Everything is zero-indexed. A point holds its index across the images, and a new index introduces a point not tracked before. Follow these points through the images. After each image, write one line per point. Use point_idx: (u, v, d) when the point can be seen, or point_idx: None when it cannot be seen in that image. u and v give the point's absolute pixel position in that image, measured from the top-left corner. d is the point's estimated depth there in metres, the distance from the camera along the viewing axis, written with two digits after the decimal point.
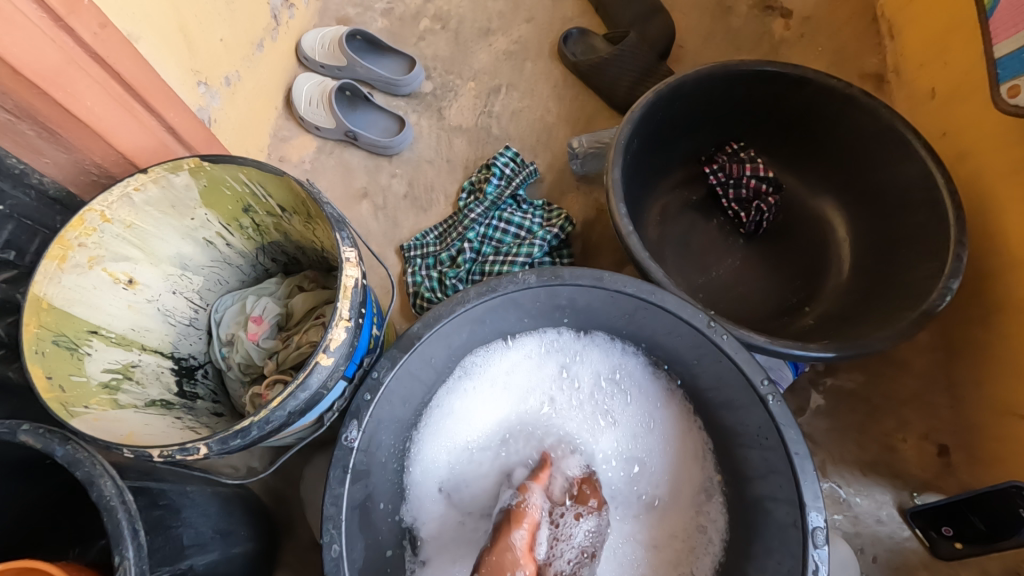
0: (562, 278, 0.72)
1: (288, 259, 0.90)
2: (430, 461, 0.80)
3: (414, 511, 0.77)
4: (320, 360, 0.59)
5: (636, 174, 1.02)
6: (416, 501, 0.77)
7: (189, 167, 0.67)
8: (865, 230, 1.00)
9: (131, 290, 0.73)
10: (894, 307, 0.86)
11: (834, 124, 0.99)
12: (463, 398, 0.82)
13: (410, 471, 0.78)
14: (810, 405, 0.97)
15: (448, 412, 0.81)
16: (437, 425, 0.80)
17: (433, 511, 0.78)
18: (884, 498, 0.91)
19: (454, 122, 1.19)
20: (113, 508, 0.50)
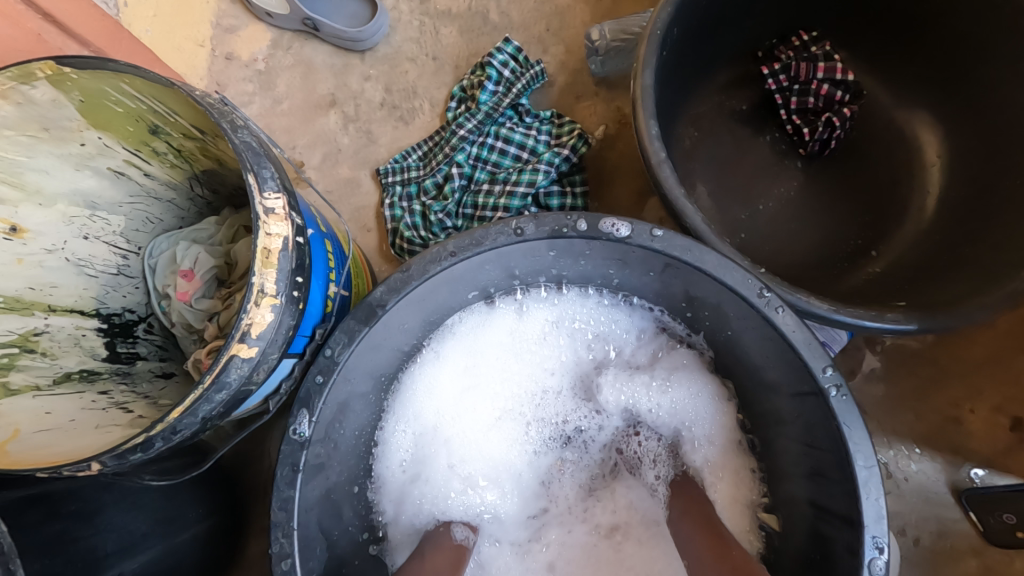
0: (574, 227, 0.55)
1: (232, 191, 0.72)
2: (409, 438, 0.68)
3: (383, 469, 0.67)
4: (238, 351, 0.44)
5: (672, 78, 0.78)
6: (388, 459, 0.67)
7: (45, 74, 0.47)
8: (972, 153, 0.77)
9: (18, 240, 0.58)
10: (999, 262, 0.66)
11: (944, 5, 0.73)
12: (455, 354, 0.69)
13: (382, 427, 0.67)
14: (862, 368, 0.82)
15: (441, 365, 0.69)
16: (429, 379, 0.69)
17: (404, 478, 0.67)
18: (936, 474, 0.79)
19: (441, 5, 0.93)
20: None
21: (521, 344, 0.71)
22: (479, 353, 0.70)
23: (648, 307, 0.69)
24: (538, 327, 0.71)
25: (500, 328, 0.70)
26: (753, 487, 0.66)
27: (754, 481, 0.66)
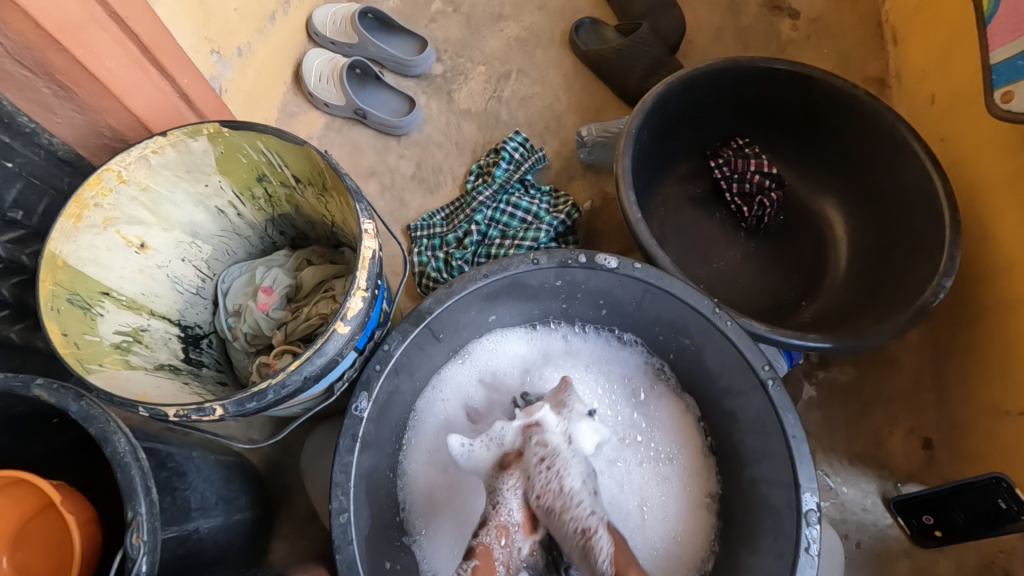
0: (576, 260, 0.74)
1: (297, 232, 0.89)
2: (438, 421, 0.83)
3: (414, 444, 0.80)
4: (337, 328, 0.59)
5: (644, 166, 1.03)
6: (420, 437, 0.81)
7: (207, 132, 0.66)
8: (866, 228, 1.02)
9: (143, 254, 0.72)
10: (890, 305, 0.88)
11: (836, 125, 1.02)
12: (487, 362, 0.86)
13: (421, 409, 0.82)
14: (802, 396, 1.00)
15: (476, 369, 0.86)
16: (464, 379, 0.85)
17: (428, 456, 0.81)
18: (868, 486, 0.95)
19: (463, 106, 1.19)
20: (127, 464, 0.51)
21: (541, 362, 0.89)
22: (507, 362, 0.88)
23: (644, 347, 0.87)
24: (561, 353, 0.89)
25: (533, 347, 0.88)
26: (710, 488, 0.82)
27: (711, 482, 0.82)
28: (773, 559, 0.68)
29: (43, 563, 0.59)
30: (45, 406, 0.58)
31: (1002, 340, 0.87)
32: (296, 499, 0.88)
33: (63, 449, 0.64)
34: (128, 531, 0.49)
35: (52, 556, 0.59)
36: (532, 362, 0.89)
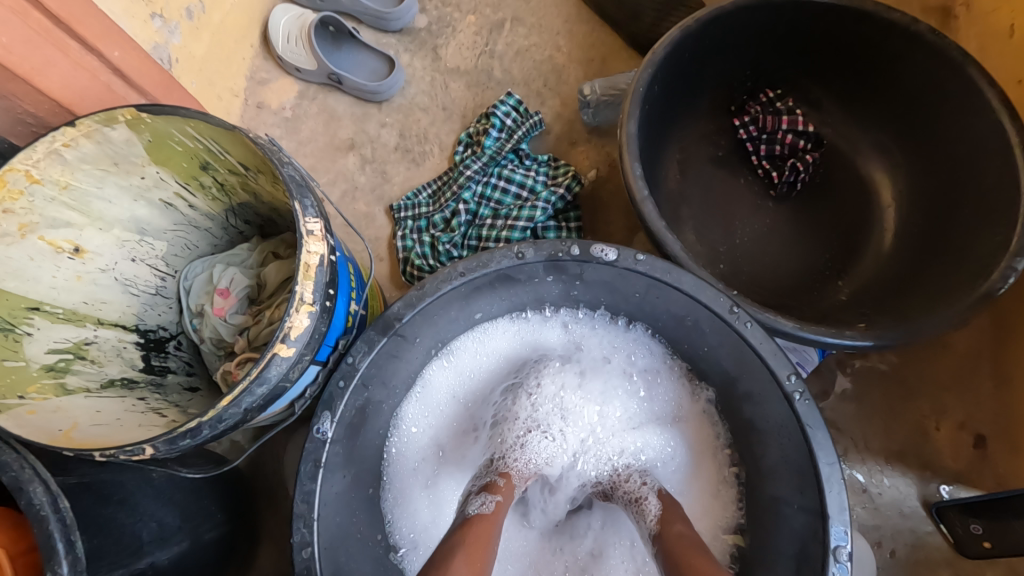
0: (568, 252, 0.64)
1: (262, 222, 0.80)
2: (426, 427, 0.76)
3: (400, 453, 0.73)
4: (279, 350, 0.51)
5: (656, 127, 0.89)
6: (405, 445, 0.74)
7: (124, 119, 0.56)
8: (918, 192, 0.87)
9: (79, 259, 0.65)
10: (948, 289, 0.75)
11: (889, 69, 0.85)
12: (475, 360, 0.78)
13: (406, 415, 0.74)
14: (835, 389, 0.88)
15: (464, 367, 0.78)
16: (451, 380, 0.77)
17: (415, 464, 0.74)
18: (908, 489, 0.84)
19: (450, 63, 1.05)
20: (45, 517, 0.45)
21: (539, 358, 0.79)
22: (501, 360, 0.79)
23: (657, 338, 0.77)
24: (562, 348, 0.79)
25: (526, 343, 0.79)
26: (732, 520, 0.71)
27: (733, 512, 0.71)
28: None
29: None
30: None
31: None
32: (280, 506, 0.84)
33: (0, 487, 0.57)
34: None
35: None
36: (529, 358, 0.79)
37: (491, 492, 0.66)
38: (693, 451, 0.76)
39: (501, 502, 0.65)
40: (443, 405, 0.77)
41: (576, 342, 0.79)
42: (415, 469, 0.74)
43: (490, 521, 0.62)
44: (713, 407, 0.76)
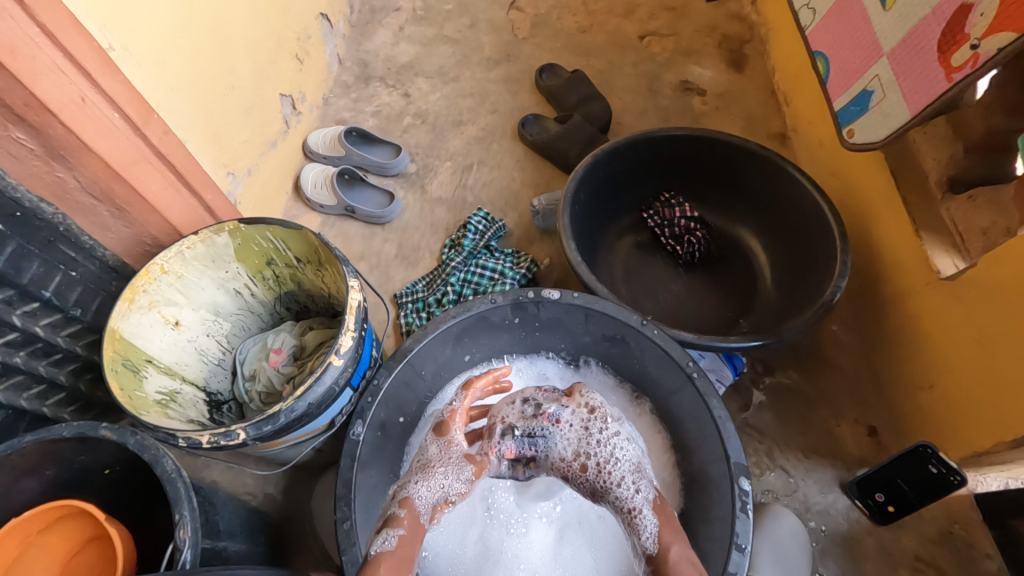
0: (526, 296, 0.92)
1: (300, 306, 1.07)
2: (429, 455, 0.96)
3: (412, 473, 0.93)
4: (332, 361, 0.76)
5: (586, 221, 1.23)
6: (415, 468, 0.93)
7: (228, 229, 0.87)
8: (779, 250, 1.21)
9: (177, 330, 0.90)
10: (804, 307, 1.03)
11: (739, 171, 1.24)
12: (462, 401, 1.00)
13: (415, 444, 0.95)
14: (753, 401, 1.11)
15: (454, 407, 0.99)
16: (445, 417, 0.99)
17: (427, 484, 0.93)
18: (826, 476, 1.04)
19: (435, 194, 1.43)
20: (174, 478, 0.65)
21: None
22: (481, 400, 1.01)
23: (599, 364, 1.02)
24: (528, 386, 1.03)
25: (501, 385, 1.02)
26: (675, 504, 0.91)
27: (676, 496, 0.91)
28: (722, 526, 0.77)
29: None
30: (100, 453, 0.73)
31: (907, 326, 1.02)
32: (307, 543, 0.98)
33: (110, 500, 0.78)
34: (176, 528, 0.62)
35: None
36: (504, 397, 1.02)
37: (394, 527, 0.74)
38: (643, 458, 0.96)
39: (403, 536, 0.73)
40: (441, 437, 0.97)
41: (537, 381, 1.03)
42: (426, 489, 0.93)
43: (393, 557, 0.70)
44: (652, 414, 0.98)
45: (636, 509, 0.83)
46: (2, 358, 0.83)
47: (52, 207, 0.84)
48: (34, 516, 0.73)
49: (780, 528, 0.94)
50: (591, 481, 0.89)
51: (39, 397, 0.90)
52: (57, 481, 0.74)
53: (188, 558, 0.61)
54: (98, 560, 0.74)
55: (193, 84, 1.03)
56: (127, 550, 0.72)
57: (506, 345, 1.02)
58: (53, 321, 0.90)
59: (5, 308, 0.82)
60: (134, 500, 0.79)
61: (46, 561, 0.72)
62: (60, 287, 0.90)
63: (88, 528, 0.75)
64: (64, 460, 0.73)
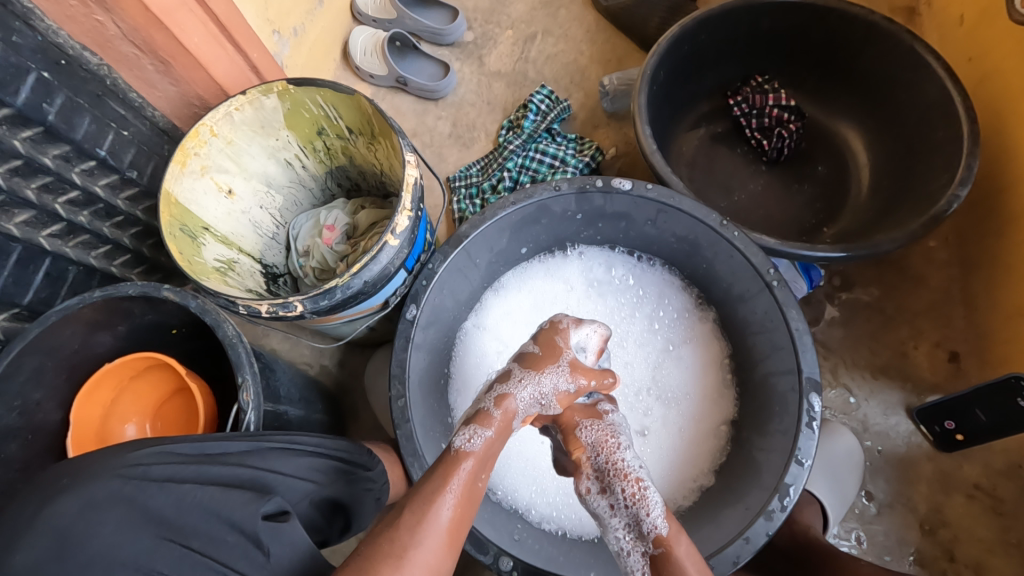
0: (593, 185, 0.84)
1: (351, 184, 1.03)
2: (482, 340, 0.96)
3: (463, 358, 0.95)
4: (388, 241, 0.72)
5: (663, 105, 1.09)
6: (464, 353, 0.95)
7: (277, 90, 0.80)
8: (886, 151, 1.05)
9: (230, 199, 0.88)
10: (906, 218, 0.91)
11: (854, 51, 1.04)
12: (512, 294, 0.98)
13: (471, 330, 0.96)
14: (824, 316, 1.04)
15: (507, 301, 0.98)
16: (498, 306, 0.98)
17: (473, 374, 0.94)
18: (892, 399, 0.98)
19: (493, 67, 1.29)
20: (235, 343, 0.66)
21: (568, 291, 0.98)
22: (535, 293, 0.99)
23: (663, 263, 0.95)
24: (584, 280, 0.98)
25: (554, 278, 0.99)
26: (727, 413, 0.89)
27: (730, 405, 0.89)
28: (781, 440, 0.74)
29: (172, 427, 0.80)
30: (166, 314, 0.75)
31: None
32: (361, 413, 1.03)
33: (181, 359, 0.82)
34: (240, 391, 0.64)
35: (179, 423, 0.80)
36: (561, 291, 0.99)
37: (482, 426, 0.63)
38: (702, 361, 0.92)
39: (489, 437, 0.62)
40: (497, 325, 0.97)
41: (595, 275, 0.98)
42: (474, 376, 0.94)
43: (474, 454, 0.59)
44: (715, 323, 0.93)
45: (640, 482, 0.65)
46: (66, 216, 0.83)
47: (96, 56, 0.79)
48: (124, 366, 0.76)
49: (835, 444, 0.92)
50: (592, 462, 0.69)
51: (106, 257, 0.92)
52: (129, 337, 0.77)
53: (252, 420, 0.64)
54: (182, 411, 0.80)
55: None
56: (213, 408, 0.77)
57: (565, 237, 0.96)
58: (110, 182, 0.89)
59: (63, 164, 0.80)
60: (207, 359, 0.83)
61: (139, 406, 0.79)
62: (114, 146, 0.87)
63: (174, 380, 0.80)
64: (134, 317, 0.75)
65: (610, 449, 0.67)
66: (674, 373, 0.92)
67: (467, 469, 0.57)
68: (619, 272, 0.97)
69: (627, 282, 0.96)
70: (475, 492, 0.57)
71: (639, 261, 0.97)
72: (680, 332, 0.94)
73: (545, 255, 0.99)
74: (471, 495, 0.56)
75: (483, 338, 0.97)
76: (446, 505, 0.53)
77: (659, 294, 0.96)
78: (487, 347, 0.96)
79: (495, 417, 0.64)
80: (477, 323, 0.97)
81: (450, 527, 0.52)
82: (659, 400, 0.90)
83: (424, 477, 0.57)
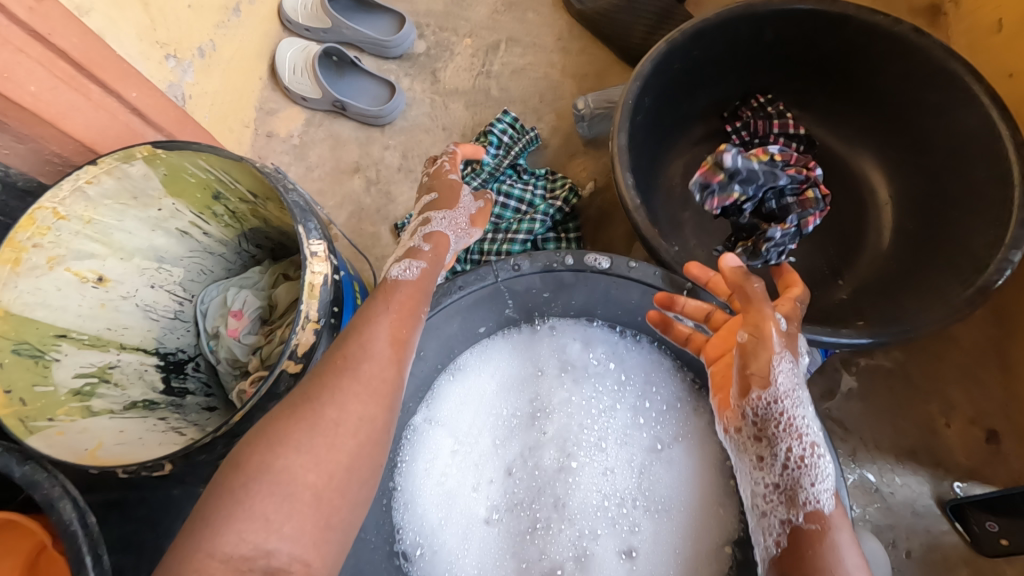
0: (562, 262, 0.70)
1: (274, 245, 0.84)
2: (434, 437, 0.80)
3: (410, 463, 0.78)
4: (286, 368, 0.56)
5: (650, 135, 0.91)
6: (412, 456, 0.79)
7: (142, 155, 0.61)
8: (914, 188, 0.88)
9: (102, 289, 0.70)
10: (944, 282, 0.75)
11: (875, 67, 0.86)
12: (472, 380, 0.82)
13: (421, 426, 0.80)
14: (841, 388, 0.88)
15: (467, 388, 0.82)
16: (454, 395, 0.82)
17: (423, 483, 0.78)
18: (922, 488, 0.83)
19: (449, 84, 1.09)
20: (72, 527, 0.54)
21: (540, 374, 0.83)
22: (500, 377, 0.83)
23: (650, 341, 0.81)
24: (559, 361, 0.83)
25: (522, 359, 0.83)
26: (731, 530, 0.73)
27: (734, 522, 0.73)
28: None
29: None
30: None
31: None
32: None
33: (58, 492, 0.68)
34: None
35: None
36: (530, 373, 0.83)
37: (415, 259, 0.65)
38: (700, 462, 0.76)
39: (425, 269, 0.65)
40: (454, 417, 0.81)
41: (571, 355, 0.83)
42: (423, 484, 0.78)
43: (415, 288, 0.63)
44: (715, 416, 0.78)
45: (814, 448, 0.56)
46: None
47: None
48: None
49: None
50: (750, 441, 0.61)
51: None
52: None
53: None
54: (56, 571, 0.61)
55: None
56: None
57: (535, 312, 0.81)
58: None
59: None
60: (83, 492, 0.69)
61: None
62: None
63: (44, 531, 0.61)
64: None
65: (805, 459, 0.56)
66: (665, 478, 0.77)
67: (403, 294, 0.61)
68: (600, 352, 0.82)
69: (609, 365, 0.82)
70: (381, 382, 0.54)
71: (622, 338, 0.82)
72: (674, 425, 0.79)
73: (511, 330, 0.83)
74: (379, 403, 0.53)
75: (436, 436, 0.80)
76: (382, 327, 0.57)
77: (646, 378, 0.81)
78: (440, 446, 0.80)
79: (427, 250, 0.66)
80: (430, 415, 0.81)
81: (391, 345, 0.57)
82: (648, 511, 0.76)
83: (363, 306, 0.61)
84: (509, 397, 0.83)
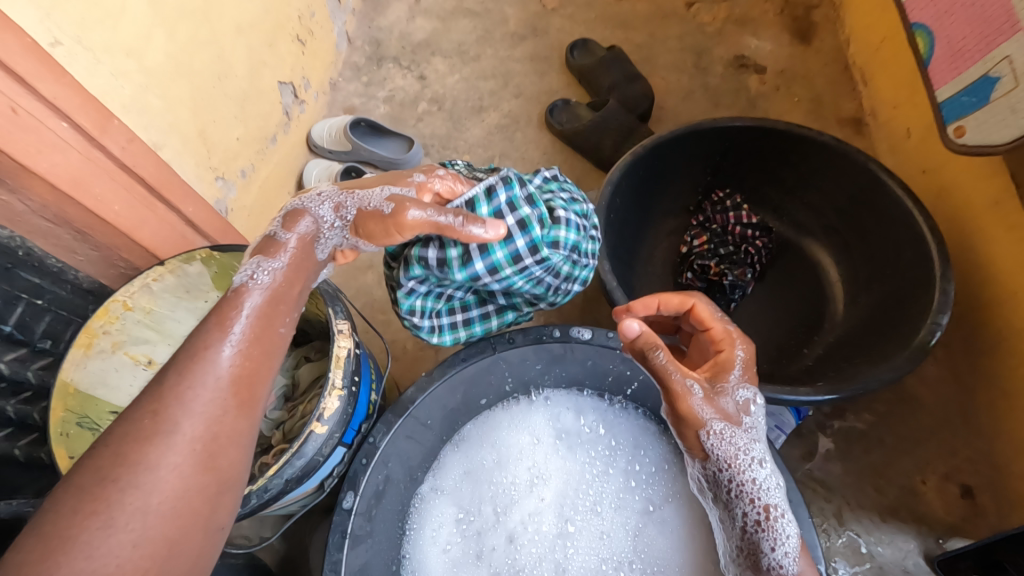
0: (551, 334, 0.82)
1: (297, 331, 0.95)
2: (438, 507, 0.85)
3: (417, 533, 0.82)
4: (315, 429, 0.65)
5: (626, 228, 1.06)
6: (418, 526, 0.83)
7: (201, 256, 0.75)
8: (857, 265, 1.01)
9: (150, 369, 0.81)
10: (889, 345, 0.85)
11: (810, 167, 1.03)
12: (473, 450, 0.88)
13: (426, 496, 0.85)
14: (819, 449, 0.94)
15: (467, 458, 0.87)
16: (456, 466, 0.87)
17: (430, 554, 0.82)
18: (909, 546, 0.87)
19: None
20: None
21: (536, 444, 0.89)
22: (497, 447, 0.89)
23: (634, 407, 0.88)
24: (553, 430, 0.89)
25: (520, 429, 0.89)
26: None
27: None
28: None
29: None
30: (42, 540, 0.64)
31: None
32: None
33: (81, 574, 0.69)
34: None
35: None
36: (527, 443, 0.89)
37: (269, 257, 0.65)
38: (689, 522, 0.82)
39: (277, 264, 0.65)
40: (457, 488, 0.86)
41: (565, 424, 0.89)
42: (429, 554, 0.82)
43: (244, 301, 0.61)
44: None
45: (768, 510, 0.64)
46: None
47: (6, 232, 0.72)
48: None
49: None
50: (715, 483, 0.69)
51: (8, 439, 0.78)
52: None
53: None
54: None
55: (162, 72, 0.87)
56: None
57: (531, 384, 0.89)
58: (17, 357, 0.77)
59: None
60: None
61: None
62: (23, 319, 0.78)
63: None
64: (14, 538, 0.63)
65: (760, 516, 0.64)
66: (658, 540, 0.82)
67: (256, 302, 0.61)
68: (591, 419, 0.89)
69: (599, 432, 0.88)
70: (247, 398, 0.56)
71: (610, 406, 0.89)
72: (665, 487, 0.84)
73: (509, 401, 0.89)
74: (246, 413, 0.55)
75: (440, 506, 0.85)
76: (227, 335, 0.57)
77: (635, 442, 0.87)
78: (445, 515, 0.84)
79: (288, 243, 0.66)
80: (434, 484, 0.86)
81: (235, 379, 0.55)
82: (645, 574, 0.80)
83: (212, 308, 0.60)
84: (506, 466, 0.88)
